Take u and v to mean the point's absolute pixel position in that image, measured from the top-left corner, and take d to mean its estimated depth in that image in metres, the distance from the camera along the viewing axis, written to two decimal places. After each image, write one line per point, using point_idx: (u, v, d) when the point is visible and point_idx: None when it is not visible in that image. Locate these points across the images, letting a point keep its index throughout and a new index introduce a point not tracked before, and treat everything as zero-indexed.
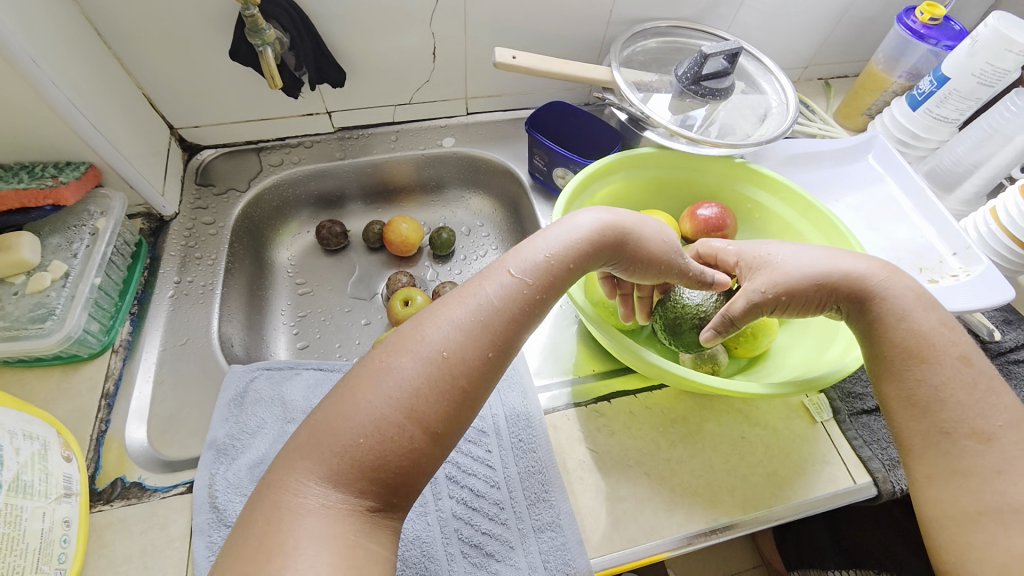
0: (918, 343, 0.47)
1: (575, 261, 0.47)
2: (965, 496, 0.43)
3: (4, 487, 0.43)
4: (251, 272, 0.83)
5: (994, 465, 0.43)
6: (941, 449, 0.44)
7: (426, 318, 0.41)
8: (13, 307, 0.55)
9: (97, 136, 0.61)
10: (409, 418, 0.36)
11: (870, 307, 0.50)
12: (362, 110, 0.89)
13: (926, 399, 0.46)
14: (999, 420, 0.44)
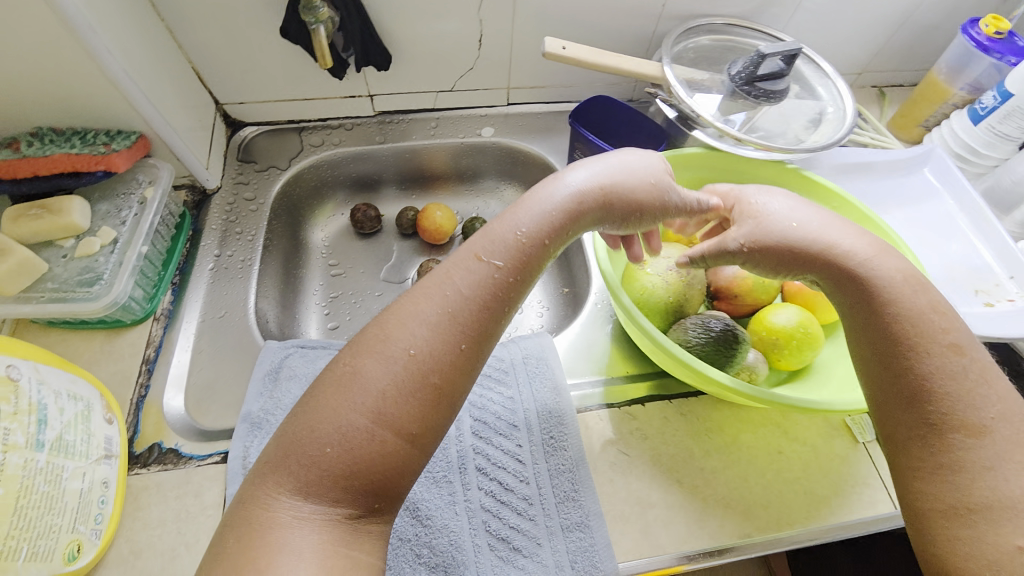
0: (906, 330, 0.43)
1: (565, 215, 0.46)
2: (951, 490, 0.38)
3: (47, 446, 0.42)
4: (288, 251, 0.84)
5: (986, 460, 0.37)
6: (932, 440, 0.39)
7: (392, 318, 0.39)
8: (62, 269, 0.55)
9: (149, 105, 0.61)
10: (377, 426, 0.36)
11: (862, 282, 0.46)
12: (403, 95, 0.88)
13: (916, 383, 0.41)
14: (993, 411, 0.39)
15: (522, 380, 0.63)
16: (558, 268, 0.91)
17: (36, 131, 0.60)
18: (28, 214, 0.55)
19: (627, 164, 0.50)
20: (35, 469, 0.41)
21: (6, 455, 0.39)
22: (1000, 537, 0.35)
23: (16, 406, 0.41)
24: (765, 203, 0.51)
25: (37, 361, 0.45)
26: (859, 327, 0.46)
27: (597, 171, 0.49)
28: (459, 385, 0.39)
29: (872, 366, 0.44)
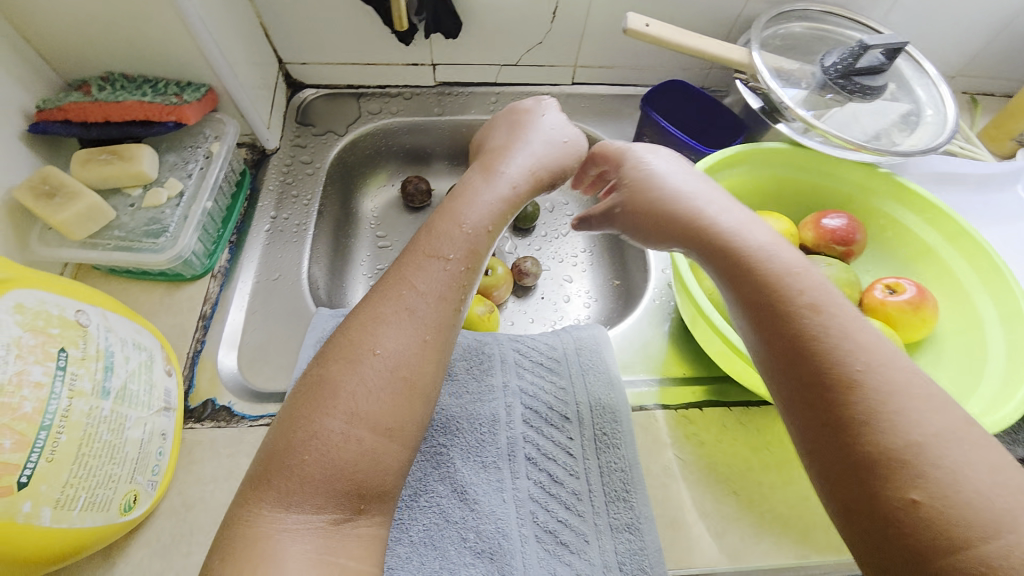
0: (770, 290, 0.40)
1: (507, 191, 0.52)
2: (843, 447, 0.33)
3: (111, 394, 0.42)
4: (339, 218, 0.82)
5: (862, 412, 0.33)
6: (825, 394, 0.35)
7: (364, 333, 0.43)
8: (128, 218, 0.55)
9: (220, 58, 0.60)
10: (353, 432, 0.39)
11: (722, 250, 0.44)
12: (467, 67, 0.84)
13: (805, 333, 0.37)
14: (859, 362, 0.35)
15: (574, 371, 0.61)
16: (609, 258, 0.88)
17: (108, 76, 0.59)
18: (98, 160, 0.54)
19: (530, 132, 0.58)
20: (100, 417, 0.40)
21: (73, 401, 0.38)
22: (895, 491, 0.31)
23: (85, 352, 0.40)
24: (654, 162, 0.53)
25: (104, 307, 0.45)
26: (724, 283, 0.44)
27: (518, 146, 0.56)
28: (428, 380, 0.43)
29: (751, 322, 0.41)
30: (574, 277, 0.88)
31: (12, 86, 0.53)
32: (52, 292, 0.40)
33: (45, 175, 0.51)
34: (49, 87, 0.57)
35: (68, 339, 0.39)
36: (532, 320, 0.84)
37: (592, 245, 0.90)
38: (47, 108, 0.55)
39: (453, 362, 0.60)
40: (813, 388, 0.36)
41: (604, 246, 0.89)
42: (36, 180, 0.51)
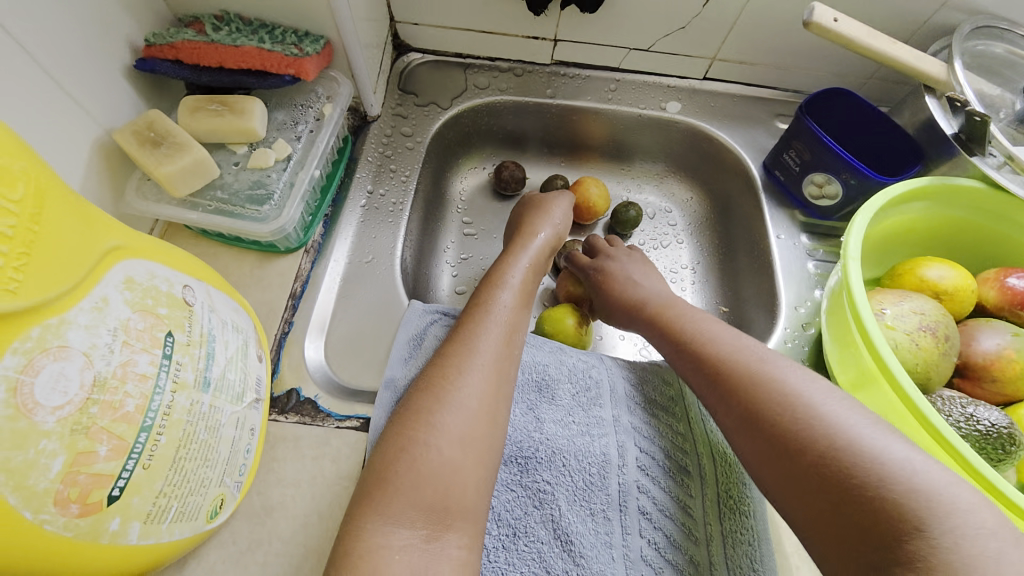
0: (671, 323, 0.51)
1: (538, 259, 0.58)
2: (741, 411, 0.40)
3: (211, 386, 0.36)
4: (431, 197, 0.75)
5: (741, 383, 0.41)
6: (766, 428, 0.38)
7: (443, 367, 0.44)
8: (232, 179, 0.49)
9: (345, 9, 0.52)
10: (441, 449, 0.40)
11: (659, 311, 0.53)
12: (591, 47, 0.75)
13: (766, 427, 0.38)
14: (728, 352, 0.44)
15: (694, 415, 0.53)
16: (717, 281, 0.79)
17: (223, 16, 0.53)
18: (207, 110, 0.48)
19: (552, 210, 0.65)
20: (199, 414, 0.34)
21: (175, 396, 0.32)
22: (782, 435, 0.37)
23: (190, 336, 0.35)
24: (628, 269, 0.62)
25: (209, 284, 0.39)
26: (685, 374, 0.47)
27: (546, 225, 0.62)
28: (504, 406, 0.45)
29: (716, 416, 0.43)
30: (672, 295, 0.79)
31: (122, 14, 0.47)
32: (162, 264, 0.34)
33: (150, 120, 0.46)
34: (158, 19, 0.51)
35: (175, 322, 0.34)
36: (622, 336, 0.76)
37: (697, 262, 0.81)
38: (158, 43, 0.49)
39: (558, 386, 0.54)
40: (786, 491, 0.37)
41: (711, 265, 0.80)
42: (140, 125, 0.46)
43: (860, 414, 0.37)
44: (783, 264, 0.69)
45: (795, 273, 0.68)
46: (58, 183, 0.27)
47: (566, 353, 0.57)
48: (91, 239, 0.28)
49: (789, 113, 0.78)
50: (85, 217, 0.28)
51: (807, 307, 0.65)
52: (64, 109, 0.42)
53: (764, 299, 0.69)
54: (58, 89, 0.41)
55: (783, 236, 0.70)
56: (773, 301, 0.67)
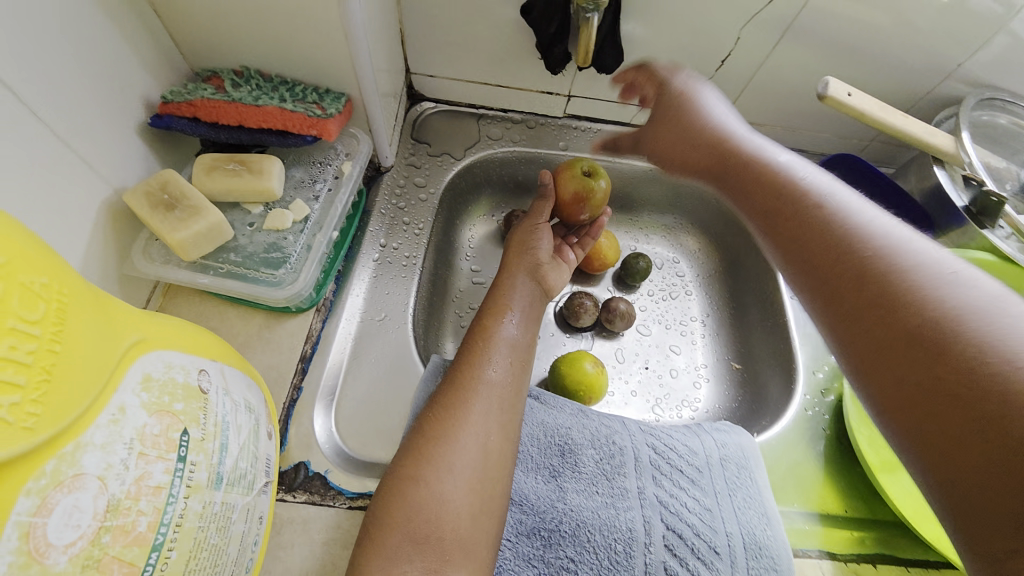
0: (773, 193, 0.42)
1: (528, 309, 0.59)
2: (851, 303, 0.34)
3: (223, 480, 0.33)
4: (441, 247, 0.72)
5: (859, 270, 0.34)
6: (885, 322, 0.32)
7: (449, 413, 0.47)
8: (246, 241, 0.47)
9: (369, 69, 0.52)
10: (444, 490, 0.43)
11: (751, 176, 0.44)
12: (605, 104, 0.75)
13: (910, 328, 0.30)
14: (847, 230, 0.36)
15: (721, 489, 0.51)
16: (729, 334, 0.78)
17: (242, 71, 0.52)
18: (224, 169, 0.47)
19: (531, 246, 0.65)
20: (211, 515, 0.31)
21: (188, 501, 0.29)
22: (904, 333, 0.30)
23: (205, 429, 0.32)
24: (713, 101, 0.51)
25: (221, 362, 0.37)
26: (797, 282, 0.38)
27: (527, 262, 0.63)
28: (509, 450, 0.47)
29: (833, 330, 0.35)
30: (681, 348, 0.78)
31: (139, 70, 0.45)
32: (177, 351, 0.32)
33: (164, 180, 0.44)
34: (174, 74, 0.50)
35: (190, 416, 0.31)
36: (633, 392, 0.73)
37: (707, 315, 0.81)
38: (174, 100, 0.47)
39: (581, 451, 0.51)
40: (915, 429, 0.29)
41: (722, 319, 0.80)
42: (153, 185, 0.43)
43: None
44: (796, 325, 0.70)
45: (808, 334, 0.69)
46: (78, 285, 0.24)
47: (587, 416, 0.54)
48: (111, 341, 0.26)
49: None
50: (103, 317, 0.26)
51: (825, 371, 0.65)
52: (75, 172, 0.39)
53: (780, 359, 0.69)
54: (69, 152, 0.39)
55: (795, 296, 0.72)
56: (790, 363, 0.67)
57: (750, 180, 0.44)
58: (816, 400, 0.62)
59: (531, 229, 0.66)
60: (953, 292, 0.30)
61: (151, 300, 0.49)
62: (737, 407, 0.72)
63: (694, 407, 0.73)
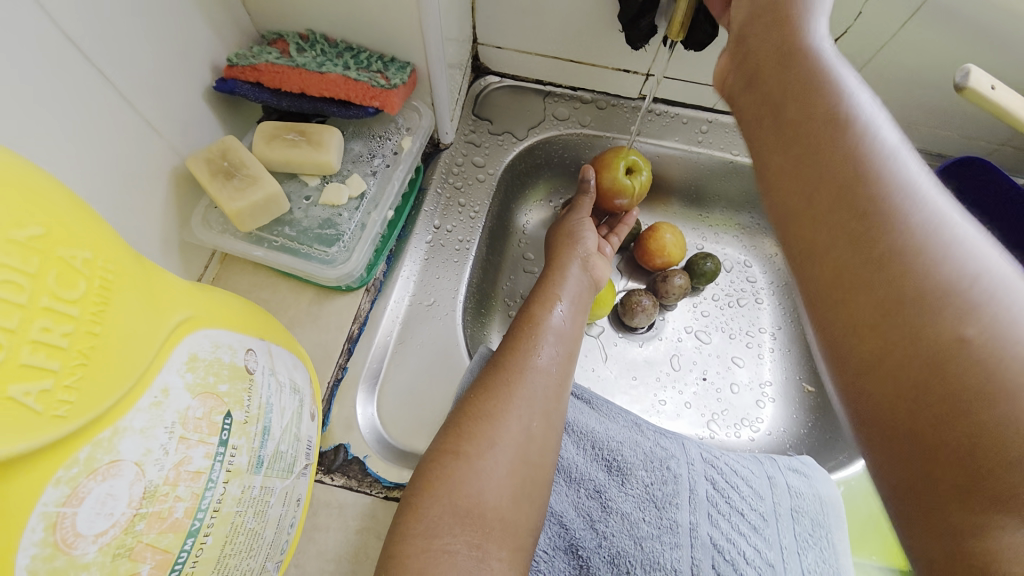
0: (785, 60, 0.33)
1: (580, 300, 0.55)
2: (820, 218, 0.28)
3: (263, 465, 0.32)
4: (496, 232, 0.69)
5: (851, 170, 0.27)
6: (863, 245, 0.26)
7: (494, 395, 0.44)
8: (301, 215, 0.46)
9: (438, 36, 0.48)
10: (487, 468, 0.41)
11: (779, 30, 0.34)
12: (687, 86, 0.68)
13: (887, 266, 0.25)
14: (857, 122, 0.29)
15: (788, 541, 0.47)
16: (800, 350, 0.72)
17: (308, 35, 0.49)
18: (284, 138, 0.45)
19: (577, 238, 0.60)
20: (250, 500, 0.31)
21: (227, 487, 0.28)
22: (888, 268, 0.25)
23: (248, 412, 0.31)
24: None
25: (269, 341, 0.36)
26: (793, 200, 0.30)
27: (576, 252, 0.58)
28: (553, 439, 0.45)
29: (796, 243, 0.30)
30: (745, 361, 0.71)
31: (206, 32, 0.44)
32: (226, 329, 0.31)
33: (225, 147, 0.43)
34: (240, 36, 0.48)
35: (234, 398, 0.29)
36: (687, 404, 0.69)
37: (778, 327, 0.74)
38: (239, 64, 0.46)
39: (632, 470, 0.48)
40: (898, 372, 0.24)
41: (797, 332, 0.73)
42: (215, 153, 0.43)
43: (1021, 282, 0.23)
44: None
45: None
46: (125, 262, 0.23)
47: (642, 431, 0.50)
48: (156, 321, 0.24)
49: None
50: (150, 295, 0.25)
51: None
52: (139, 136, 0.39)
53: None
54: (133, 113, 0.38)
55: None
56: None
57: (759, 52, 0.35)
58: None
59: (577, 220, 0.61)
60: (950, 221, 0.25)
61: (208, 267, 0.49)
62: (806, 437, 0.67)
63: (755, 427, 0.67)
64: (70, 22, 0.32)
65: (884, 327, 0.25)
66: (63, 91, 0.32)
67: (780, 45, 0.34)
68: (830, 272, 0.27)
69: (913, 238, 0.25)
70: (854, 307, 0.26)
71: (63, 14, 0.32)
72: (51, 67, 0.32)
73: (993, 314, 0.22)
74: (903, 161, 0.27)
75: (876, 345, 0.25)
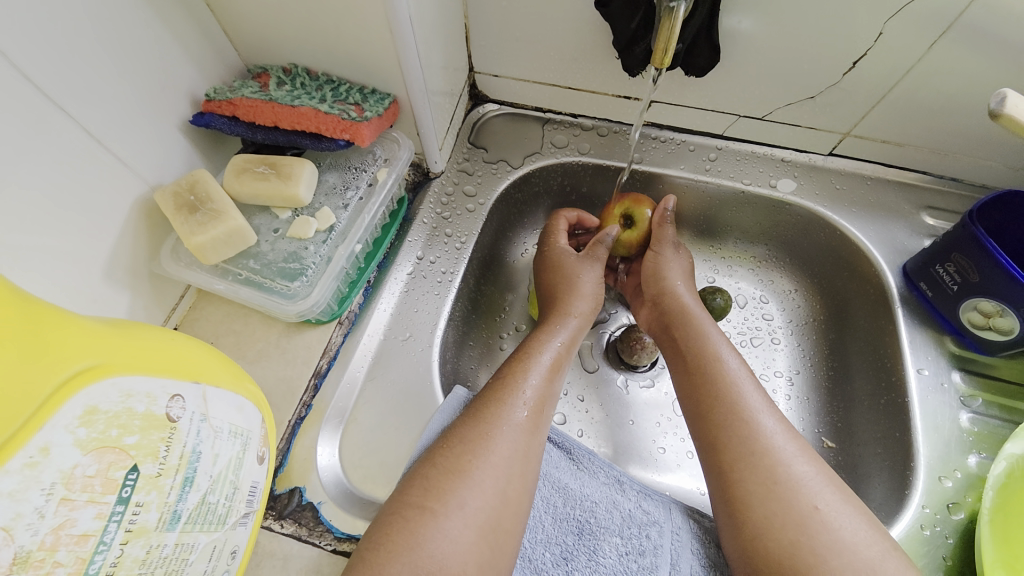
0: (685, 344, 0.51)
1: (574, 337, 0.53)
2: (740, 443, 0.43)
3: (182, 520, 0.30)
4: (488, 262, 0.67)
5: (750, 402, 0.45)
6: (743, 488, 0.41)
7: (471, 447, 0.41)
8: (268, 248, 0.46)
9: (416, 66, 0.47)
10: (451, 526, 0.37)
11: (670, 335, 0.54)
12: (693, 112, 0.64)
13: (759, 479, 0.41)
14: (735, 366, 0.48)
15: None
16: (821, 400, 0.65)
17: (290, 69, 0.50)
18: (255, 171, 0.45)
19: (583, 277, 0.57)
20: (157, 560, 0.29)
21: (125, 548, 0.27)
22: (766, 505, 0.40)
23: (163, 463, 0.29)
24: (676, 266, 0.58)
25: (208, 383, 0.34)
26: (702, 443, 0.45)
27: (583, 287, 0.56)
28: (524, 496, 0.42)
29: (713, 453, 0.44)
30: None
31: (185, 68, 0.45)
32: (143, 374, 0.29)
33: (193, 181, 0.43)
34: (225, 68, 0.49)
35: (145, 451, 0.28)
36: (690, 454, 0.62)
37: (796, 371, 0.67)
38: (216, 98, 0.46)
39: (604, 536, 0.45)
40: (768, 519, 0.40)
41: (817, 379, 0.66)
42: (182, 186, 0.43)
43: (819, 472, 0.42)
44: (925, 412, 0.54)
45: (940, 427, 0.53)
46: None
47: (623, 490, 0.48)
48: (35, 377, 0.24)
49: (941, 206, 0.63)
50: (36, 349, 0.25)
51: (956, 480, 0.50)
52: (108, 171, 0.40)
53: (892, 456, 0.55)
54: (100, 149, 0.39)
55: (926, 370, 0.56)
56: (906, 457, 0.53)
57: (659, 309, 0.56)
58: (938, 515, 0.49)
59: (586, 259, 0.58)
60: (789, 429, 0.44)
61: (184, 298, 0.49)
62: None
63: None
64: (21, 58, 0.33)
65: (764, 493, 0.40)
66: (14, 126, 0.33)
67: (679, 319, 0.53)
68: (724, 462, 0.43)
69: (768, 435, 0.43)
70: (737, 483, 0.42)
71: (20, 57, 0.33)
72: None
73: (821, 496, 0.40)
74: (760, 391, 0.46)
75: (753, 505, 0.40)
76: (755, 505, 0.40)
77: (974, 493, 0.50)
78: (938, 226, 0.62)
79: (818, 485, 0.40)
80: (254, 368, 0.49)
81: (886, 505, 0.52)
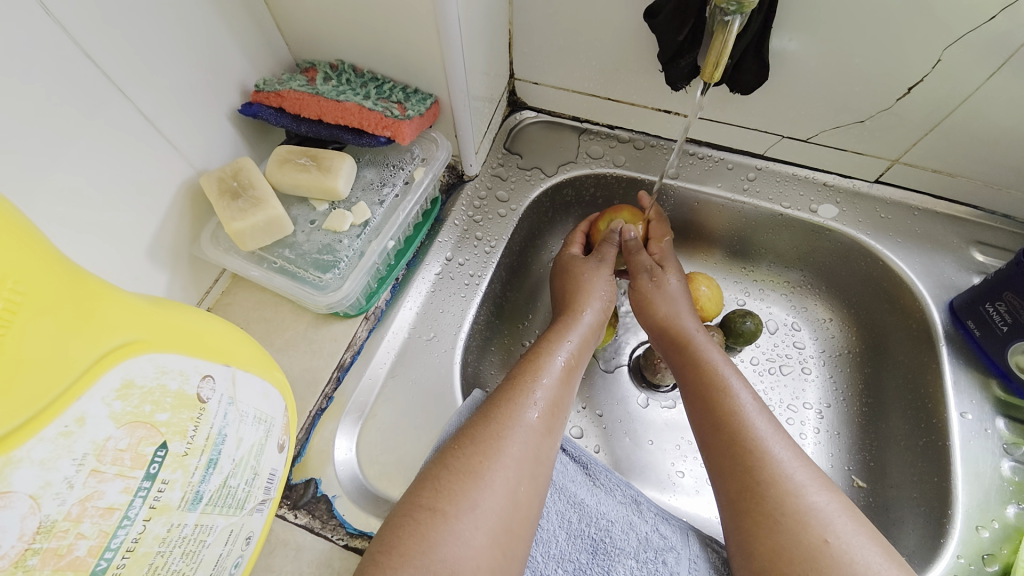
0: (693, 363, 0.49)
1: (586, 342, 0.52)
2: (750, 470, 0.41)
3: (203, 500, 0.30)
4: (515, 268, 0.66)
5: (758, 427, 0.43)
6: (753, 518, 0.40)
7: (481, 448, 0.40)
8: (303, 239, 0.46)
9: (460, 68, 0.47)
10: (465, 531, 0.37)
11: (677, 352, 0.51)
12: (734, 129, 0.63)
13: (765, 509, 0.39)
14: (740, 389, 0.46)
15: None
16: (852, 436, 0.62)
17: (337, 65, 0.51)
18: (296, 163, 0.46)
19: (600, 287, 0.55)
20: (177, 539, 0.29)
21: (148, 524, 0.27)
22: (777, 536, 0.38)
23: (191, 443, 0.29)
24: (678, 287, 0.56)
25: (238, 366, 0.34)
26: (713, 469, 0.43)
27: (597, 295, 0.55)
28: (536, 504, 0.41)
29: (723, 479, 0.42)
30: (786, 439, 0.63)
31: (238, 60, 0.46)
32: (178, 352, 0.29)
33: (238, 168, 0.44)
34: (276, 62, 0.50)
35: (175, 429, 0.28)
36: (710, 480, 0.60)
37: (827, 405, 0.65)
38: (266, 90, 0.48)
39: (618, 557, 0.44)
40: (776, 552, 0.38)
41: (849, 414, 0.63)
42: (227, 172, 0.44)
43: (834, 505, 0.39)
44: (967, 458, 0.51)
45: (981, 473, 0.50)
46: (42, 285, 0.24)
47: (639, 511, 0.46)
48: (76, 348, 0.25)
49: (993, 242, 0.60)
50: (76, 319, 0.25)
51: (994, 531, 0.47)
52: (159, 154, 0.41)
53: (928, 501, 0.52)
54: (154, 131, 0.40)
55: (969, 415, 0.53)
56: (942, 503, 0.50)
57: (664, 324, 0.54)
58: (972, 567, 0.46)
59: (600, 273, 0.56)
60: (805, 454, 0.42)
61: (219, 281, 0.50)
62: None
63: None
64: (89, 41, 0.34)
65: (773, 523, 0.39)
66: (75, 103, 0.34)
67: (685, 337, 0.51)
68: (734, 488, 0.41)
69: (777, 465, 0.41)
70: (749, 510, 0.40)
71: (88, 39, 0.34)
72: (63, 77, 0.33)
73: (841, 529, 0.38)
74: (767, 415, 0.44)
75: (763, 535, 0.39)
76: (769, 534, 0.39)
77: (1012, 547, 0.47)
78: (987, 262, 0.59)
79: (834, 515, 0.38)
80: (280, 355, 0.49)
81: (918, 553, 0.49)
